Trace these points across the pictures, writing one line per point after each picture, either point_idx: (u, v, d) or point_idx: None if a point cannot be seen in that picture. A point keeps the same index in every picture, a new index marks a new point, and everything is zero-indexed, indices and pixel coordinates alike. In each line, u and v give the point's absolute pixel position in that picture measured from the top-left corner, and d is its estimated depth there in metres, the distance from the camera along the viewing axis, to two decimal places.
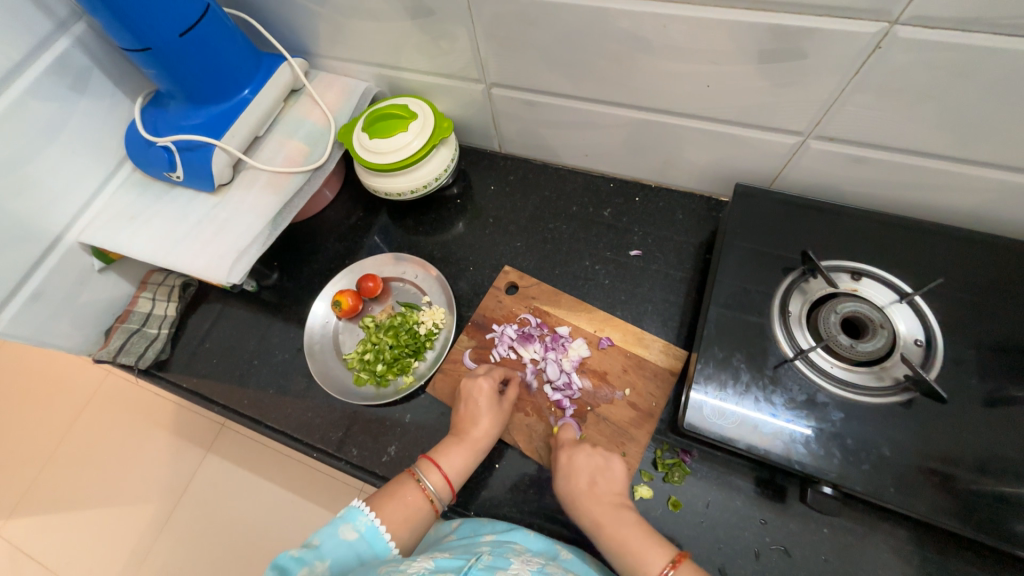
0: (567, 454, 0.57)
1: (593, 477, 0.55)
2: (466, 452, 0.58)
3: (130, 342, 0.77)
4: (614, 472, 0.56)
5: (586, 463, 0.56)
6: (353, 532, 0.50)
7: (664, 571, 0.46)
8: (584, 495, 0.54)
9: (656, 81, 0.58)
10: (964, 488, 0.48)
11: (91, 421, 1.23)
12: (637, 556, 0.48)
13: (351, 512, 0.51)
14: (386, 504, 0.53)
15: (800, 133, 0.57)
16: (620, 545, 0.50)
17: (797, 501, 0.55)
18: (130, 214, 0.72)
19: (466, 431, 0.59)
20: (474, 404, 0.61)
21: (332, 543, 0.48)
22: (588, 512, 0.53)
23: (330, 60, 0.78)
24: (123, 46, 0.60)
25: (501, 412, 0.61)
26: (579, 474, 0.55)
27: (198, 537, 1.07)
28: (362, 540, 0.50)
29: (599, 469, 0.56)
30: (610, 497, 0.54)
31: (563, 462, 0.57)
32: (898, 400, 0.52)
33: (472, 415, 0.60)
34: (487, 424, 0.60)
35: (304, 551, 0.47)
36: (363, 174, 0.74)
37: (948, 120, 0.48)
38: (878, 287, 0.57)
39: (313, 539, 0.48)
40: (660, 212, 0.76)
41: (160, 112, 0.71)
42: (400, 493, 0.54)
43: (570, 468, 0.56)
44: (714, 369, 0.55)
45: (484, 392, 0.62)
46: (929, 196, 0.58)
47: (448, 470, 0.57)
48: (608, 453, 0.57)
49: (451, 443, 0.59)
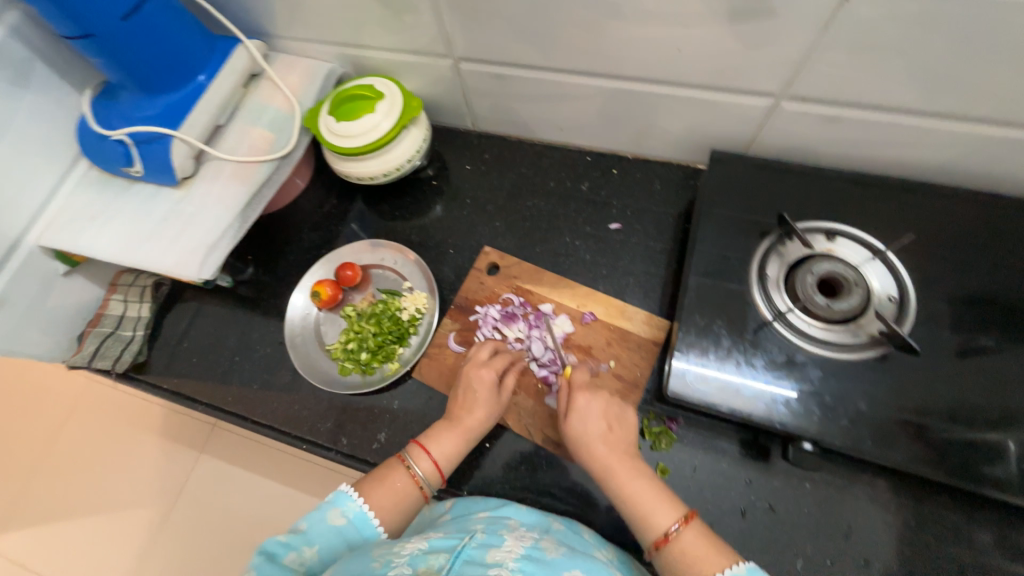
0: (586, 396, 0.56)
1: (610, 423, 0.54)
2: (459, 436, 0.57)
3: (104, 346, 0.75)
4: (629, 421, 0.56)
5: (603, 407, 0.55)
6: (340, 518, 0.50)
7: (672, 525, 0.46)
8: (600, 441, 0.53)
9: (627, 48, 0.56)
10: (937, 435, 0.50)
11: (77, 429, 1.21)
12: (648, 507, 0.48)
13: (338, 497, 0.51)
14: (374, 490, 0.52)
15: (772, 95, 0.57)
16: (631, 495, 0.49)
17: (780, 459, 0.57)
18: (90, 213, 0.69)
19: (461, 416, 0.58)
20: (472, 389, 0.60)
21: (320, 528, 0.49)
22: (601, 458, 0.52)
23: (289, 41, 0.75)
24: (62, 34, 0.56)
25: (498, 404, 0.60)
26: (595, 419, 0.54)
27: (198, 535, 1.07)
28: (350, 525, 0.50)
29: (615, 417, 0.55)
30: (625, 446, 0.53)
31: (580, 404, 0.55)
32: (873, 355, 0.53)
33: (468, 402, 0.59)
34: (482, 412, 0.58)
35: (291, 537, 0.48)
36: (333, 160, 0.72)
37: (916, 74, 0.48)
38: (852, 246, 0.58)
39: (301, 524, 0.49)
40: (638, 183, 0.75)
41: (111, 104, 0.67)
42: (388, 478, 0.54)
43: (588, 411, 0.55)
44: (695, 337, 0.55)
45: (484, 381, 0.60)
46: (900, 153, 0.58)
47: (438, 456, 0.56)
48: (621, 402, 0.57)
49: (443, 427, 0.58)
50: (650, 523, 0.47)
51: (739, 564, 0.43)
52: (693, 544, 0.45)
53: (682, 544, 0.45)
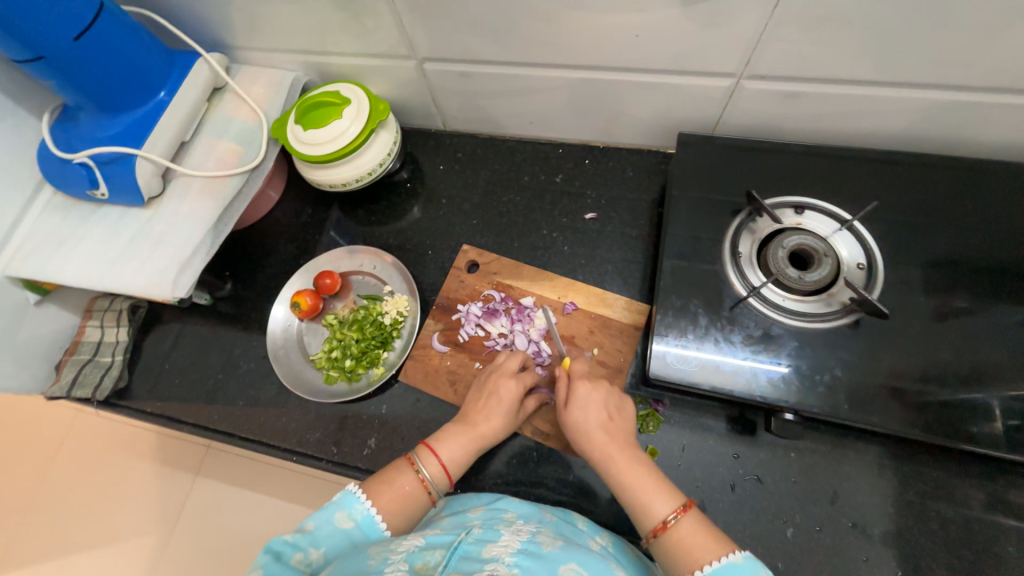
0: (587, 387, 0.56)
1: (610, 413, 0.55)
2: (469, 441, 0.57)
3: (83, 373, 0.75)
4: (627, 411, 0.56)
5: (602, 398, 0.56)
6: (348, 521, 0.50)
7: (670, 515, 0.47)
8: (600, 430, 0.53)
9: (587, 37, 0.57)
10: (911, 394, 0.51)
11: (66, 463, 1.18)
12: (648, 497, 0.48)
13: (348, 499, 0.51)
14: (382, 492, 0.52)
15: (732, 75, 0.57)
16: (630, 485, 0.49)
17: (764, 432, 0.58)
18: (57, 239, 0.68)
19: (477, 423, 0.58)
20: (495, 397, 0.59)
21: (326, 529, 0.49)
22: (601, 447, 0.52)
23: (250, 52, 0.74)
24: (12, 57, 0.55)
25: (513, 419, 0.59)
26: (595, 409, 0.55)
27: (198, 559, 1.05)
28: (358, 528, 0.50)
29: (615, 408, 0.56)
30: (625, 436, 0.53)
31: (580, 394, 0.56)
32: (847, 323, 0.54)
33: (487, 408, 0.58)
34: (498, 423, 0.58)
35: (298, 537, 0.48)
36: (303, 169, 0.72)
37: (867, 44, 0.49)
38: (820, 218, 0.59)
39: (308, 524, 0.49)
40: (610, 171, 0.76)
41: (70, 128, 0.66)
42: (395, 480, 0.53)
43: (588, 401, 0.55)
44: (673, 318, 0.56)
45: (510, 393, 0.59)
46: (860, 123, 0.59)
47: (447, 459, 0.55)
48: (620, 394, 0.58)
49: (456, 431, 0.57)
50: (649, 512, 0.47)
51: (736, 554, 0.43)
52: (689, 533, 0.45)
53: (680, 532, 0.46)
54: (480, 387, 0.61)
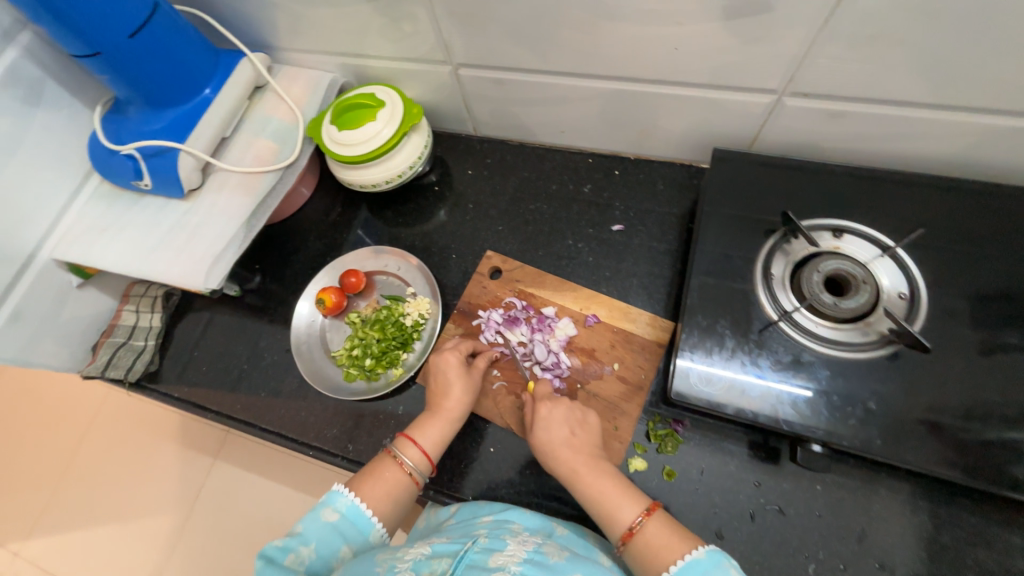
0: (547, 407, 0.58)
1: (572, 428, 0.56)
2: (440, 423, 0.58)
3: (117, 356, 0.77)
4: (590, 424, 0.58)
5: (565, 415, 0.57)
6: (333, 514, 0.51)
7: (637, 518, 0.49)
8: (565, 447, 0.55)
9: (626, 49, 0.56)
10: (951, 434, 0.48)
11: (96, 438, 1.23)
12: (614, 504, 0.51)
13: (332, 495, 0.52)
14: (366, 483, 0.54)
15: (774, 91, 0.56)
16: (595, 494, 0.52)
17: (789, 461, 0.55)
18: (101, 226, 0.71)
19: (439, 404, 0.60)
20: (444, 376, 0.61)
21: (315, 528, 0.50)
22: (567, 463, 0.54)
23: (292, 53, 0.76)
24: (72, 53, 0.58)
25: (470, 382, 0.61)
26: (559, 425, 0.56)
27: (212, 541, 1.08)
28: (344, 520, 0.51)
29: (577, 421, 0.57)
30: (588, 448, 0.55)
31: (543, 414, 0.57)
32: (884, 354, 0.51)
33: (442, 389, 0.61)
34: (458, 393, 0.60)
35: (288, 539, 0.49)
36: (336, 168, 0.73)
37: (922, 65, 0.47)
38: (860, 243, 0.57)
39: (296, 526, 0.50)
40: (640, 184, 0.75)
41: (121, 120, 0.69)
42: (378, 471, 0.55)
43: (550, 419, 0.57)
44: (699, 338, 0.55)
45: (450, 364, 0.62)
46: (909, 146, 0.57)
47: (425, 444, 0.57)
48: (583, 407, 0.59)
49: (426, 418, 0.59)
50: (615, 519, 0.50)
51: (699, 549, 0.46)
52: (656, 533, 0.48)
53: (647, 534, 0.48)
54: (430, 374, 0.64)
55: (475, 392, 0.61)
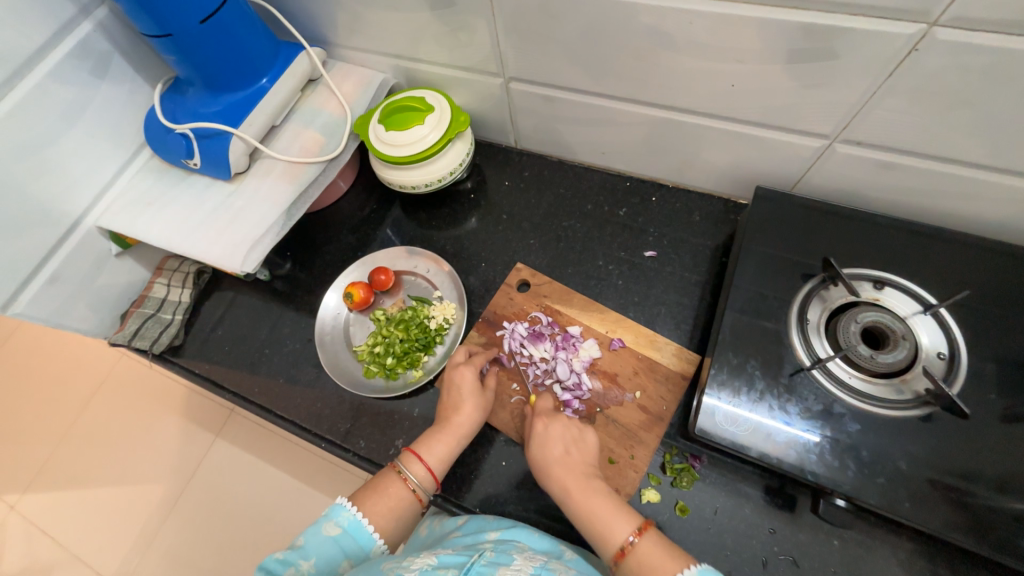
0: (543, 423, 0.59)
1: (566, 446, 0.57)
2: (447, 439, 0.58)
3: (145, 326, 0.78)
4: (588, 442, 0.58)
5: (561, 433, 0.58)
6: (336, 528, 0.51)
7: (628, 537, 0.49)
8: (556, 464, 0.55)
9: (680, 80, 0.57)
10: (981, 506, 0.47)
11: (105, 400, 1.25)
12: (605, 523, 0.51)
13: (335, 509, 0.52)
14: (369, 498, 0.54)
15: (826, 136, 0.56)
16: (589, 513, 0.52)
17: (807, 512, 0.54)
18: (147, 200, 0.73)
19: (449, 419, 0.60)
20: (458, 392, 0.62)
21: (316, 541, 0.50)
22: (559, 481, 0.54)
23: (348, 50, 0.78)
24: (144, 32, 0.60)
25: (483, 401, 0.62)
26: (554, 442, 0.57)
27: (205, 519, 1.08)
28: (346, 534, 0.51)
29: (572, 439, 0.57)
30: (582, 467, 0.55)
31: (538, 430, 0.58)
32: (918, 414, 0.50)
33: (456, 404, 0.61)
34: (470, 410, 0.60)
35: (290, 552, 0.49)
36: (378, 167, 0.74)
37: (983, 127, 0.47)
38: (901, 297, 0.56)
39: (298, 539, 0.50)
40: (676, 213, 0.74)
41: (179, 100, 0.71)
42: (382, 486, 0.55)
43: (545, 437, 0.57)
44: (727, 376, 0.54)
45: (465, 380, 0.62)
46: (959, 205, 0.56)
47: (431, 461, 0.57)
48: (581, 425, 0.59)
49: (432, 433, 0.59)
50: (608, 539, 0.50)
51: (691, 569, 0.46)
52: (648, 552, 0.48)
53: (638, 555, 0.48)
54: (443, 386, 0.64)
55: (487, 412, 0.62)
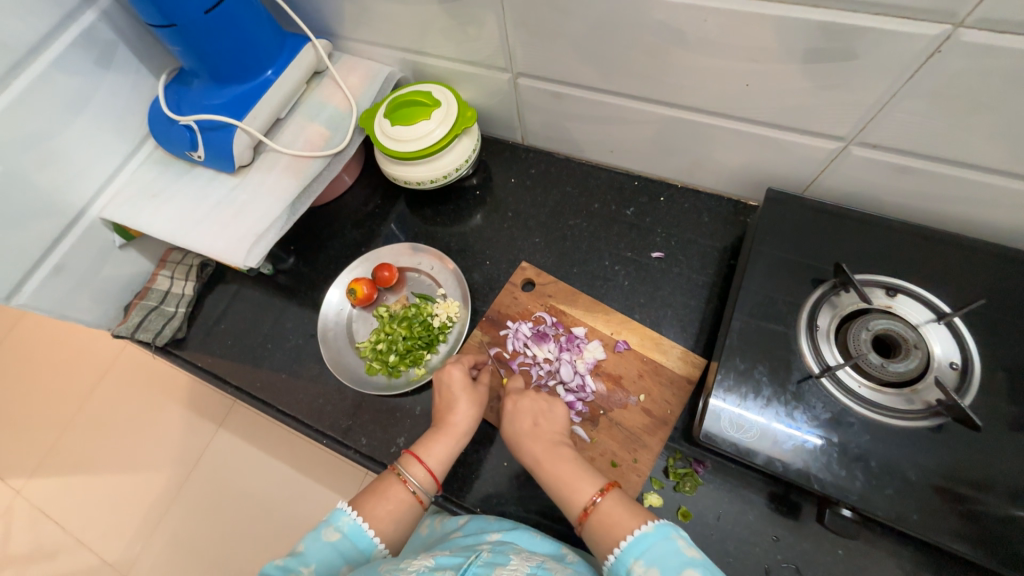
0: (513, 400, 0.60)
1: (535, 419, 0.58)
2: (447, 440, 0.58)
3: (148, 319, 0.78)
4: (557, 414, 0.58)
5: (530, 406, 0.59)
6: (335, 533, 0.51)
7: (593, 498, 0.49)
8: (526, 437, 0.56)
9: (693, 78, 0.55)
10: (992, 519, 0.46)
11: (109, 390, 1.26)
12: (571, 486, 0.51)
13: (334, 514, 0.52)
14: (369, 502, 0.54)
15: (842, 138, 0.54)
16: (556, 478, 0.52)
17: (811, 520, 0.54)
18: (150, 192, 0.73)
19: (445, 419, 0.59)
20: (449, 391, 0.61)
21: (316, 547, 0.50)
22: (528, 451, 0.55)
23: (354, 43, 0.77)
24: (148, 22, 0.59)
25: (477, 395, 0.61)
26: (523, 416, 0.58)
27: (207, 510, 1.09)
28: (346, 540, 0.51)
29: (542, 412, 0.58)
30: (551, 436, 0.56)
31: (508, 407, 0.59)
32: (929, 425, 0.49)
33: (449, 403, 0.60)
34: (465, 408, 0.60)
35: (289, 559, 0.49)
36: (383, 162, 0.73)
37: (1006, 132, 0.45)
38: (914, 305, 0.55)
39: (299, 546, 0.50)
40: (685, 213, 0.73)
41: (184, 91, 0.71)
42: (382, 489, 0.55)
43: (515, 413, 0.58)
44: (734, 381, 0.53)
45: (455, 379, 0.61)
46: (977, 211, 0.55)
47: (431, 463, 0.57)
48: (550, 398, 0.60)
49: (431, 434, 0.59)
50: (574, 501, 0.50)
51: (648, 524, 0.45)
52: (610, 511, 0.48)
53: (600, 513, 0.48)
54: (435, 389, 0.64)
55: (482, 405, 0.61)
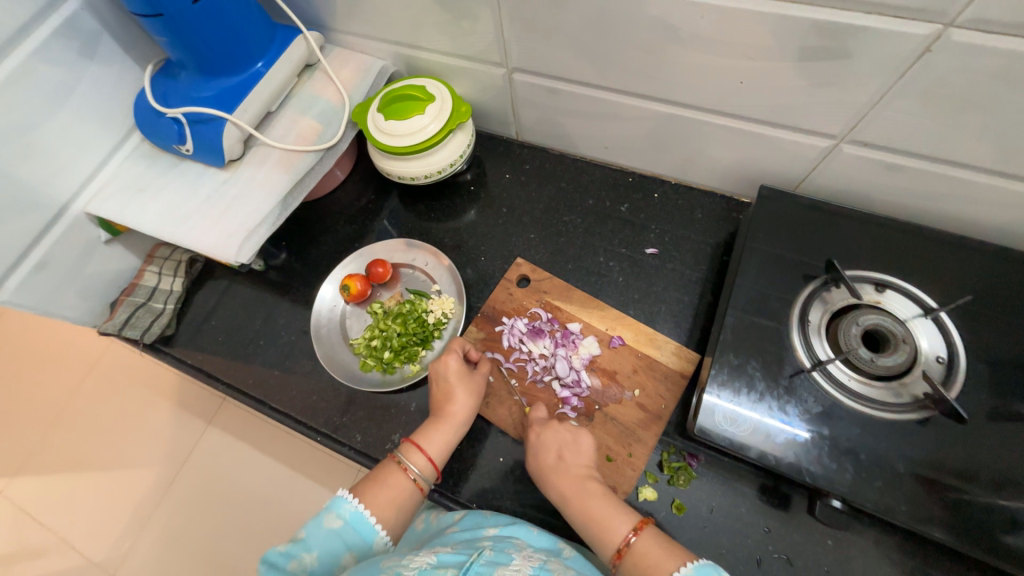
0: (537, 432, 0.59)
1: (560, 452, 0.57)
2: (446, 430, 0.58)
3: (135, 316, 0.76)
4: (581, 445, 0.57)
5: (555, 438, 0.58)
6: (337, 520, 0.51)
7: (627, 536, 0.50)
8: (553, 471, 0.55)
9: (688, 75, 0.55)
10: (977, 511, 0.47)
11: (94, 388, 1.23)
12: (603, 525, 0.51)
13: (336, 501, 0.52)
14: (370, 490, 0.54)
15: (833, 136, 0.55)
16: (588, 516, 0.52)
17: (802, 511, 0.55)
18: (137, 187, 0.71)
19: (444, 409, 0.60)
20: (445, 382, 0.61)
21: (318, 534, 0.50)
22: (556, 487, 0.55)
23: (346, 36, 0.76)
24: (133, 11, 0.57)
25: (473, 384, 0.62)
26: (547, 449, 0.57)
27: (197, 509, 1.08)
28: (348, 527, 0.51)
29: (566, 444, 0.57)
30: (578, 470, 0.56)
31: (533, 440, 0.58)
32: (916, 418, 0.51)
33: (446, 394, 0.61)
34: (463, 398, 0.60)
35: (291, 545, 0.49)
36: (377, 156, 0.72)
37: (993, 131, 0.46)
38: (902, 300, 0.56)
39: (300, 532, 0.50)
40: (678, 210, 0.74)
41: (171, 83, 0.69)
42: (383, 477, 0.55)
43: (539, 444, 0.58)
44: (728, 376, 0.54)
45: (451, 369, 0.62)
46: (962, 208, 0.56)
47: (431, 451, 0.57)
48: (574, 428, 0.59)
49: (431, 424, 0.59)
50: (608, 541, 0.50)
51: (688, 565, 0.46)
52: (646, 550, 0.48)
53: (636, 553, 0.48)
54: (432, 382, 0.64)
55: (480, 394, 0.62)
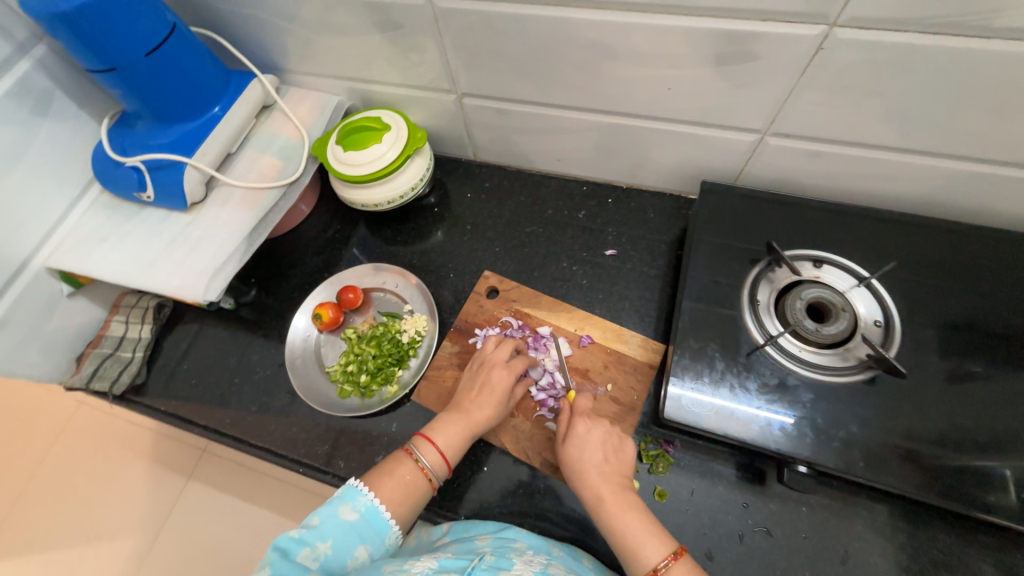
0: (586, 424, 0.57)
1: (606, 452, 0.55)
2: (462, 427, 0.58)
3: (103, 367, 0.75)
4: (626, 452, 0.56)
5: (600, 437, 0.56)
6: (352, 513, 0.51)
7: (662, 561, 0.47)
8: (596, 471, 0.54)
9: (622, 87, 0.60)
10: (928, 459, 0.50)
11: (62, 454, 1.18)
12: (638, 540, 0.49)
13: (349, 492, 0.52)
14: (383, 483, 0.53)
15: (758, 131, 0.60)
16: (623, 529, 0.50)
17: (774, 483, 0.57)
18: (98, 237, 0.71)
19: (467, 408, 0.60)
20: (484, 378, 0.62)
21: (332, 523, 0.50)
22: (593, 488, 0.53)
23: (300, 76, 0.79)
24: (86, 68, 0.59)
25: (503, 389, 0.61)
26: (593, 447, 0.55)
27: (181, 566, 1.03)
28: (362, 519, 0.51)
29: (612, 444, 0.56)
30: (619, 478, 0.54)
31: (579, 431, 0.56)
32: (862, 377, 0.54)
33: (478, 393, 0.61)
34: (490, 401, 0.60)
35: (304, 532, 0.49)
36: (338, 187, 0.75)
37: (890, 113, 0.52)
38: (838, 273, 0.60)
39: (313, 519, 0.50)
40: (632, 212, 0.78)
41: (128, 133, 0.70)
42: (395, 470, 0.55)
43: (586, 438, 0.56)
44: (690, 360, 0.57)
45: (499, 375, 0.61)
46: (880, 185, 0.62)
47: (444, 447, 0.57)
48: (623, 433, 0.58)
49: (449, 420, 0.59)
50: (641, 559, 0.48)
51: None
52: None
53: None
54: (471, 377, 0.63)
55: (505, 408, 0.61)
